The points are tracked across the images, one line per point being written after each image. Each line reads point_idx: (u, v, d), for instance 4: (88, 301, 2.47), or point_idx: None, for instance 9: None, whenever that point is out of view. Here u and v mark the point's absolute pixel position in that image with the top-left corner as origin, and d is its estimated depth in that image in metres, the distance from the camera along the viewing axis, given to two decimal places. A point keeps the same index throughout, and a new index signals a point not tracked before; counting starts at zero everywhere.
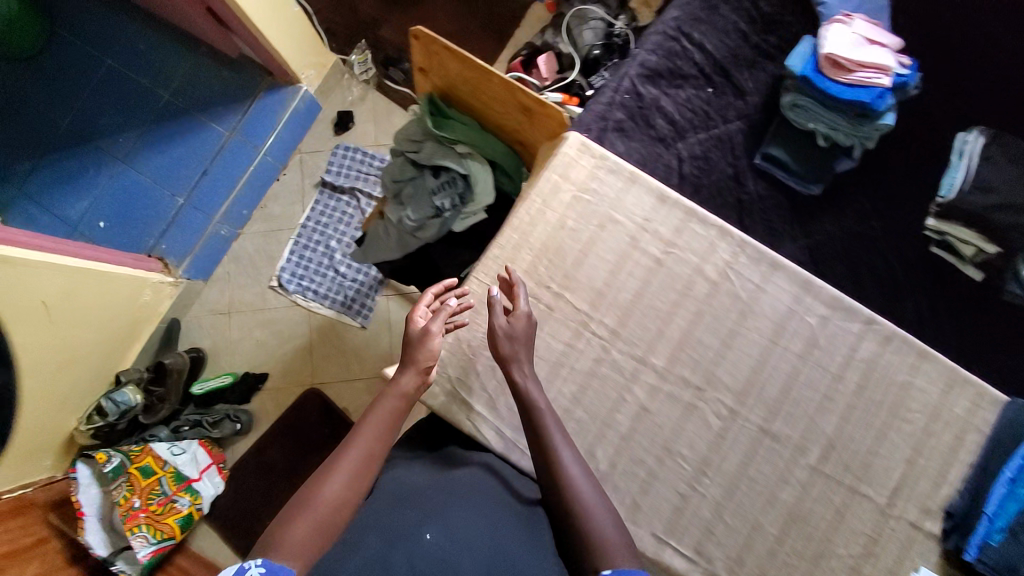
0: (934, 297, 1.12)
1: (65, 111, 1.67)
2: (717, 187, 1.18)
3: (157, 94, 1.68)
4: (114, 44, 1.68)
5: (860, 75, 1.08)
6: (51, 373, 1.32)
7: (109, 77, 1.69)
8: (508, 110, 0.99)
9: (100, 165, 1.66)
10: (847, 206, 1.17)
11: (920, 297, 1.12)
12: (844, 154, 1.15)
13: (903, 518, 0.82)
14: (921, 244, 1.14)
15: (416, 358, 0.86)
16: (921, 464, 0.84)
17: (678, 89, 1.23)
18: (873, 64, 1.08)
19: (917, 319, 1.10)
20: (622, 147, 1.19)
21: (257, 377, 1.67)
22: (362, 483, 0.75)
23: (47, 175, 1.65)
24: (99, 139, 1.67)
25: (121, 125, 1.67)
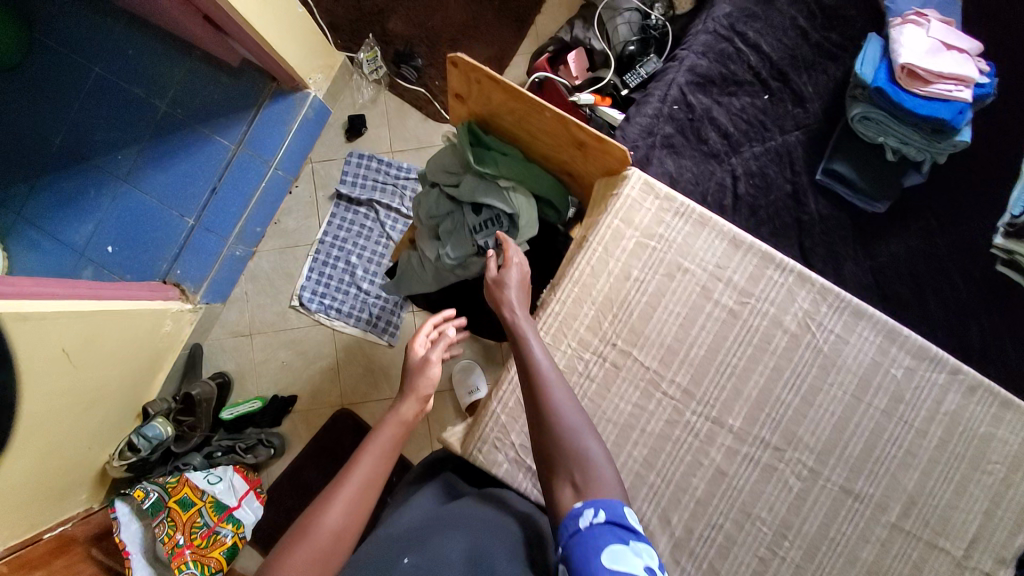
0: (1001, 319, 1.07)
1: (54, 127, 1.50)
2: (774, 208, 1.12)
3: (153, 104, 1.51)
4: (101, 49, 1.50)
5: (940, 87, 1.00)
6: (80, 415, 1.26)
7: (98, 86, 1.51)
8: (560, 142, 0.90)
9: (99, 186, 1.50)
10: (910, 223, 1.11)
11: (987, 320, 1.07)
12: (914, 169, 1.09)
13: (980, 570, 0.82)
14: (988, 263, 1.08)
15: (416, 385, 0.88)
16: (999, 515, 0.83)
17: (731, 97, 1.14)
18: (953, 76, 0.99)
19: (983, 344, 1.06)
20: (673, 166, 1.11)
21: (286, 401, 1.62)
22: (361, 510, 0.72)
23: (40, 200, 1.48)
24: (95, 157, 1.50)
25: (117, 139, 1.51)
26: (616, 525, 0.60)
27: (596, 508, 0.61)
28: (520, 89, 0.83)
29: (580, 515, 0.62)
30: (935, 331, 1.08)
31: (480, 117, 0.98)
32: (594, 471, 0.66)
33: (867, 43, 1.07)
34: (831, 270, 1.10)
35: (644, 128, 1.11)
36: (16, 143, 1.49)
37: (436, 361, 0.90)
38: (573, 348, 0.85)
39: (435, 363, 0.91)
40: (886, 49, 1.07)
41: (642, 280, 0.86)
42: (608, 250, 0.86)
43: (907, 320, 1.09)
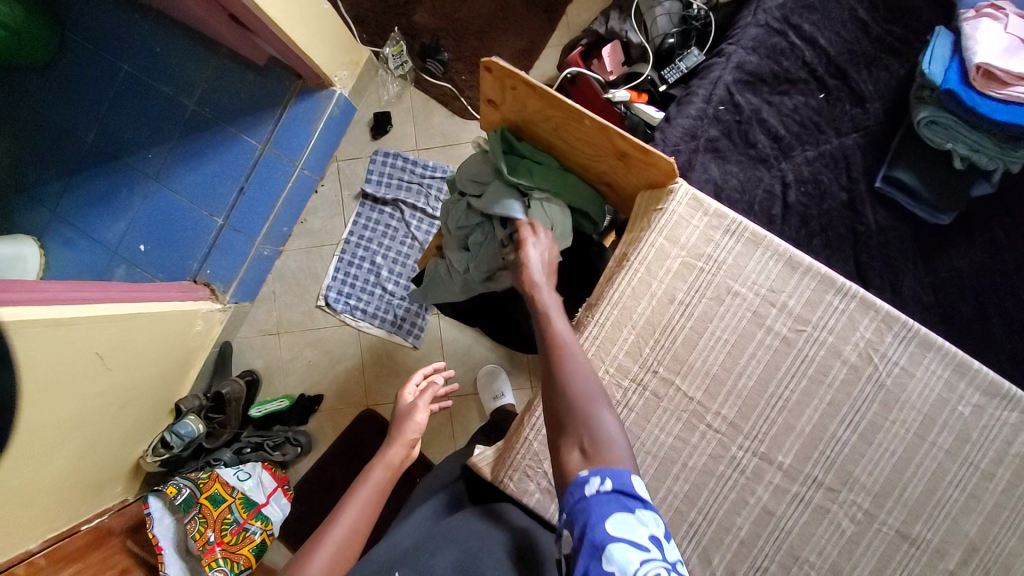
0: None
1: (85, 125, 1.49)
2: (827, 218, 1.04)
3: (181, 102, 1.50)
4: (130, 46, 1.49)
5: (1020, 89, 0.89)
6: (115, 414, 1.28)
7: (127, 85, 1.50)
8: (599, 153, 0.85)
9: (130, 185, 1.50)
10: (978, 235, 1.02)
11: None
12: (982, 178, 0.99)
13: None
14: None
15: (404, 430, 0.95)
16: None
17: (783, 97, 1.06)
18: None
19: None
20: (717, 172, 1.04)
21: (311, 401, 1.64)
22: (347, 560, 0.76)
23: (71, 200, 1.48)
24: (126, 155, 1.50)
25: (147, 138, 1.50)
26: (622, 494, 0.56)
27: (603, 475, 0.57)
28: (559, 97, 0.78)
29: (586, 482, 0.58)
30: (1001, 355, 0.99)
31: (514, 123, 0.93)
32: (606, 434, 0.61)
33: (934, 42, 0.98)
34: (888, 287, 1.02)
35: (686, 131, 1.04)
36: (48, 140, 1.49)
37: (422, 407, 0.98)
38: (612, 375, 0.81)
39: (421, 410, 0.99)
40: (958, 46, 0.97)
41: (689, 302, 0.80)
42: (650, 272, 0.81)
43: (971, 342, 1.00)
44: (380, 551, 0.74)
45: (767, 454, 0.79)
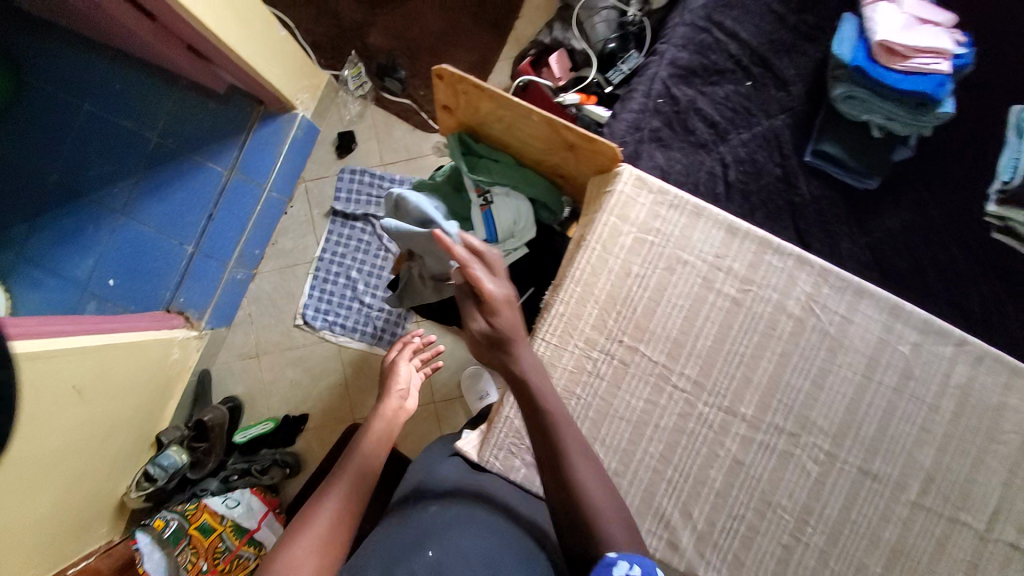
0: (1008, 286, 1.08)
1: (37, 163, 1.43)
2: (766, 192, 1.13)
3: (140, 135, 1.48)
4: (80, 79, 1.45)
5: (918, 62, 1.01)
6: (96, 448, 1.27)
7: (80, 119, 1.45)
8: (550, 146, 0.92)
9: (90, 221, 1.45)
10: (904, 197, 1.12)
11: (991, 289, 1.08)
12: (899, 143, 1.11)
13: (1000, 540, 0.87)
14: (985, 232, 1.10)
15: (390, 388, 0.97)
16: (1016, 483, 0.87)
17: (714, 87, 1.16)
18: (930, 49, 1.01)
19: (989, 315, 1.08)
20: (662, 159, 1.13)
21: (297, 420, 1.63)
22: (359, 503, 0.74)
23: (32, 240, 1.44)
24: (84, 191, 1.45)
25: (106, 172, 1.46)
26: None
27: (630, 563, 0.58)
28: (505, 95, 0.84)
29: (614, 563, 0.58)
30: (935, 302, 1.09)
31: (469, 127, 1.01)
32: (612, 527, 0.65)
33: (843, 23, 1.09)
34: (828, 251, 1.11)
35: (630, 125, 1.13)
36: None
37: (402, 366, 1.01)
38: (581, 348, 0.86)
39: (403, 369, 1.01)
40: (862, 28, 1.08)
41: (642, 274, 0.87)
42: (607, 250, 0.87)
43: (907, 294, 1.10)
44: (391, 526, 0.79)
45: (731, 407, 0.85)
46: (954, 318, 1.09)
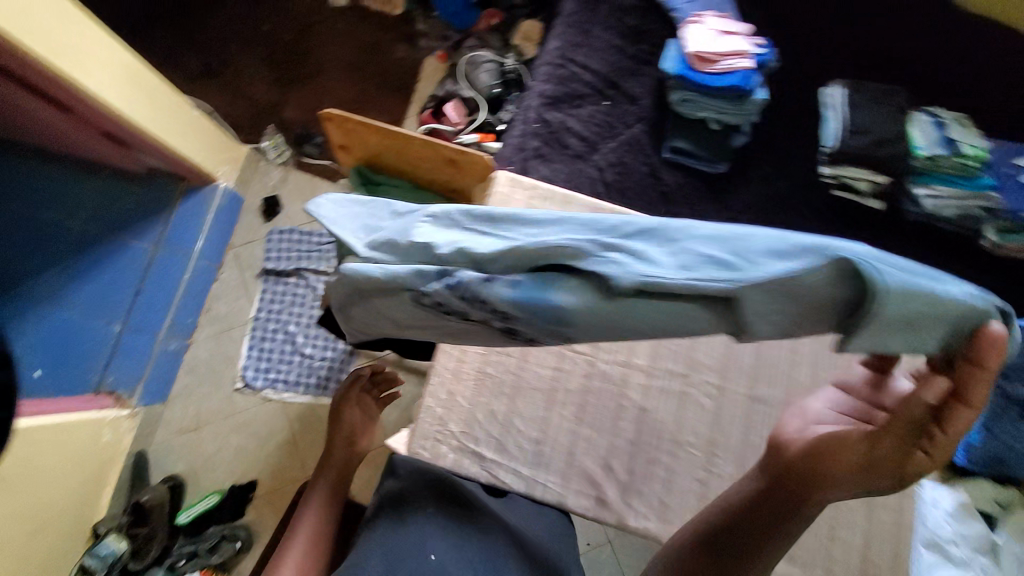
0: (846, 233, 1.32)
1: None
2: (639, 187, 1.31)
3: (57, 222, 1.45)
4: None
5: (724, 64, 1.27)
6: (20, 548, 1.18)
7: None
8: (435, 164, 1.24)
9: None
10: (752, 175, 1.35)
11: (837, 238, 1.31)
12: (735, 131, 1.35)
13: None
14: (820, 193, 1.34)
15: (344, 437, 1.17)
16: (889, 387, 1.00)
17: (579, 108, 1.37)
18: (731, 53, 1.27)
19: None
20: (546, 170, 1.29)
21: (244, 488, 1.55)
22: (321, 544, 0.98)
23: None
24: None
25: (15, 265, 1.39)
26: None
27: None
28: (394, 129, 1.17)
29: None
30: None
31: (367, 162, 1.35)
32: None
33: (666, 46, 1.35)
34: None
35: (516, 147, 1.32)
36: None
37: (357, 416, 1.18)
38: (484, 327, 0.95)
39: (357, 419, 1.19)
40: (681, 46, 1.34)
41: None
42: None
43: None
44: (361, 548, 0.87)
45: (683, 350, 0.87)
46: None
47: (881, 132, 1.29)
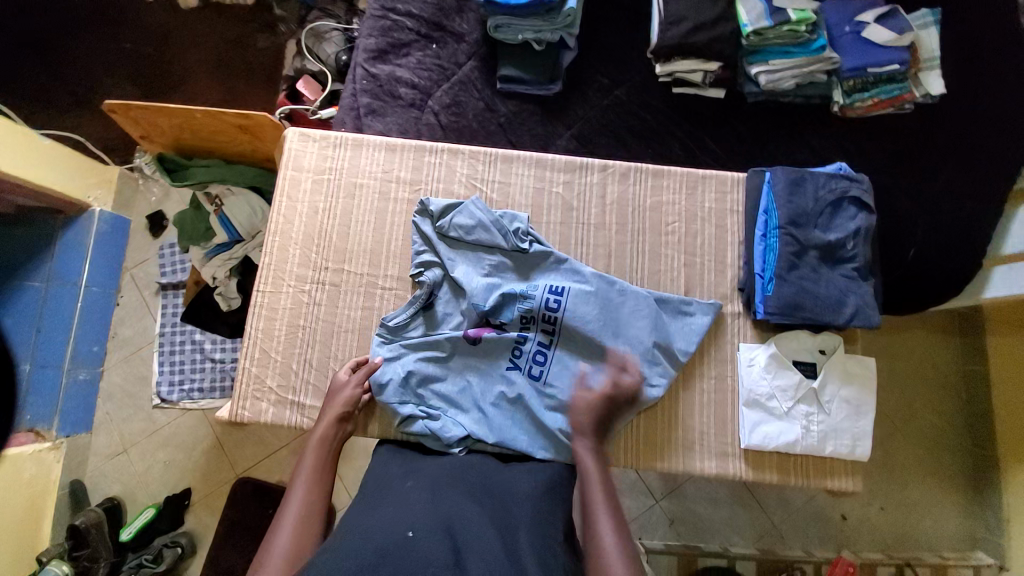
0: (993, 197, 1.18)
1: None
2: (739, 157, 1.20)
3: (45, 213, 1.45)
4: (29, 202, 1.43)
5: (832, 36, 1.16)
6: (158, 484, 1.46)
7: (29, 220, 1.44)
8: (267, 130, 1.17)
9: (64, 295, 1.43)
10: (877, 138, 1.21)
11: (987, 203, 1.17)
12: (859, 97, 1.18)
13: None
14: (965, 153, 1.19)
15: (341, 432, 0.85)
16: None
17: (683, 61, 1.16)
18: (842, 27, 1.16)
19: (988, 225, 1.17)
20: (634, 140, 1.20)
21: (180, 496, 1.43)
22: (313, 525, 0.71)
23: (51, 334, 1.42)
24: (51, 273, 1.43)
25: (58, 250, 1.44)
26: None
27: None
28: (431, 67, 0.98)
29: None
30: (920, 229, 1.17)
31: (422, 124, 1.19)
32: None
33: None
34: None
35: (602, 114, 1.21)
36: None
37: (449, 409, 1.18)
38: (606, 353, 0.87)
39: None
40: None
41: (640, 237, 0.93)
42: (568, 203, 0.94)
43: (900, 228, 1.17)
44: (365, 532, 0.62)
45: (864, 451, 0.82)
46: (960, 230, 1.17)
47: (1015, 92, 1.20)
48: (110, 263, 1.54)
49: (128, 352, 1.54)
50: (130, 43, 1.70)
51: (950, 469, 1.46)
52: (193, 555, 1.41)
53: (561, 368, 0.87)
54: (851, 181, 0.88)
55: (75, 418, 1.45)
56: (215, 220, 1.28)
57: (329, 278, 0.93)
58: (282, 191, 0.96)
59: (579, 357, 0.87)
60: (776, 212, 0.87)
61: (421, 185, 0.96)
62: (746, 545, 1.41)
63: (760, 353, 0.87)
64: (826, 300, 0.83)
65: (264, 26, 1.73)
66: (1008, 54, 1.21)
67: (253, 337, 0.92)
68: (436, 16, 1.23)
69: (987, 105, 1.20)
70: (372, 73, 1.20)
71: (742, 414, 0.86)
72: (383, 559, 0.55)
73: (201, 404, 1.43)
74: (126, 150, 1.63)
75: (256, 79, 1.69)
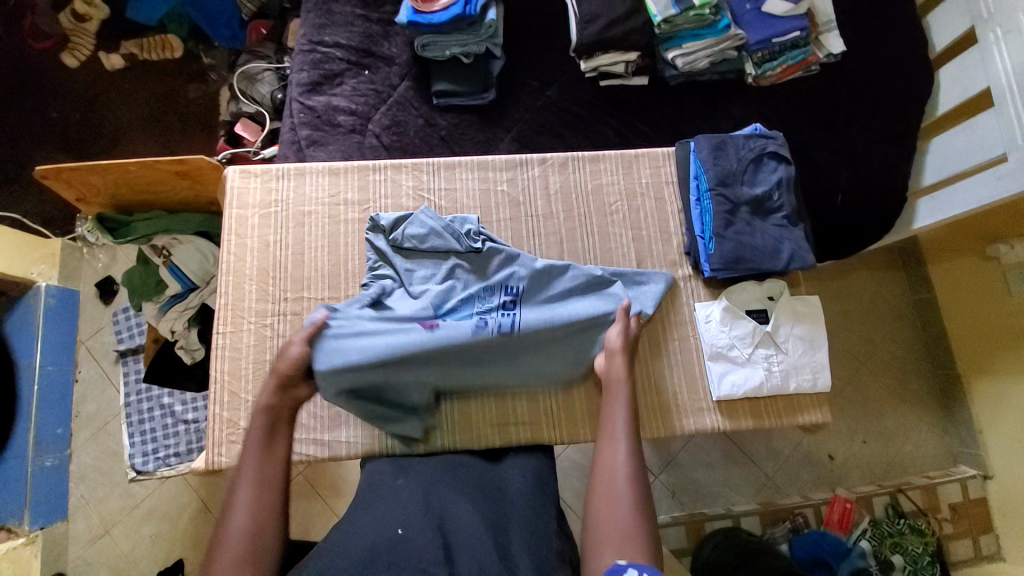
0: (901, 138, 1.28)
1: None
2: (670, 135, 1.27)
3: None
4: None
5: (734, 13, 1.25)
6: (146, 559, 1.40)
7: None
8: (207, 172, 1.17)
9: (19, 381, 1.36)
10: (791, 100, 1.30)
11: (897, 144, 1.28)
12: (769, 65, 1.27)
13: None
14: (871, 102, 1.29)
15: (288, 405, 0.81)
16: None
17: (604, 53, 1.22)
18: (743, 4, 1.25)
19: (901, 165, 1.27)
20: (572, 135, 1.25)
21: (172, 566, 1.37)
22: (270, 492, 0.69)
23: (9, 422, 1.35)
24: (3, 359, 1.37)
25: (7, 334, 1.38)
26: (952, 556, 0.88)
27: (641, 571, 0.60)
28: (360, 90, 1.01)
29: None
30: (844, 178, 1.26)
31: (365, 147, 1.21)
32: None
33: None
34: None
35: (537, 114, 1.26)
36: None
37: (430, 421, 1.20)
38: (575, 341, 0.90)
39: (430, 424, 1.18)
40: None
41: (587, 220, 0.98)
42: (515, 199, 0.99)
43: (826, 178, 1.26)
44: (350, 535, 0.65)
45: (822, 380, 0.90)
46: (878, 172, 1.26)
47: (903, 42, 1.31)
48: (65, 339, 1.48)
49: (96, 426, 1.47)
50: (56, 111, 1.67)
51: (918, 395, 1.55)
52: None
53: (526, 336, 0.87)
54: (766, 139, 0.96)
55: (49, 507, 1.38)
56: (165, 271, 1.27)
57: (290, 307, 0.94)
58: (231, 230, 0.97)
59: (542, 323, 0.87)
60: (704, 176, 0.95)
61: (371, 204, 0.99)
62: (747, 501, 1.45)
63: (714, 309, 0.93)
64: (762, 249, 0.90)
65: (194, 77, 1.72)
66: (891, 10, 1.33)
67: (220, 380, 0.91)
68: (364, 43, 1.26)
69: (882, 57, 1.31)
70: (308, 106, 1.22)
71: (709, 368, 0.91)
72: (374, 558, 0.60)
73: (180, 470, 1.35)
74: (65, 221, 1.58)
75: (194, 130, 1.68)
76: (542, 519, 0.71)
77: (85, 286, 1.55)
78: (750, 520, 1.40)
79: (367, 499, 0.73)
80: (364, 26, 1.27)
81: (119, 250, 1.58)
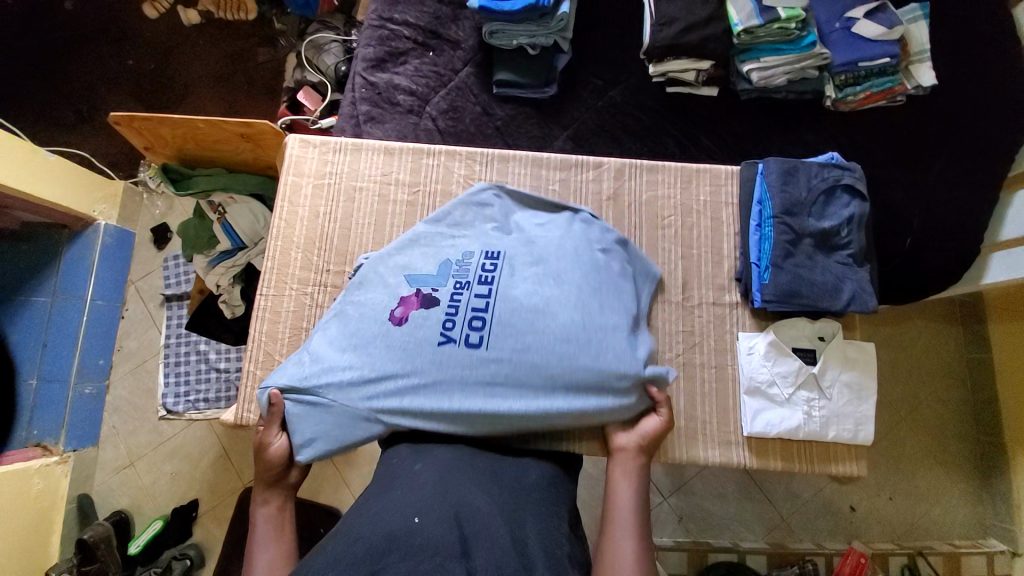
0: (987, 184, 1.18)
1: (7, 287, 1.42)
2: (732, 153, 1.22)
3: (49, 230, 1.46)
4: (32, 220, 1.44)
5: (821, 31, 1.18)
6: (165, 495, 1.47)
7: (32, 237, 1.45)
8: (269, 138, 1.20)
9: (68, 310, 1.44)
10: (869, 131, 1.22)
11: (980, 190, 1.18)
12: (850, 90, 1.19)
13: None
14: (958, 142, 1.20)
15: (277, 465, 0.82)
16: None
17: (675, 58, 1.17)
18: (832, 21, 1.18)
19: (983, 212, 1.17)
20: (629, 141, 1.22)
21: (186, 508, 1.43)
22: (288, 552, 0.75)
23: (55, 348, 1.42)
24: (57, 288, 1.44)
25: (65, 264, 1.45)
26: None
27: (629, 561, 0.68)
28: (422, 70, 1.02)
29: None
30: (915, 219, 1.18)
31: (419, 128, 1.21)
32: None
33: None
34: None
35: (596, 115, 1.23)
36: None
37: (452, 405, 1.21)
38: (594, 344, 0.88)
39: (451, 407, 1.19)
40: None
41: (636, 229, 0.97)
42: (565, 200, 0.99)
43: (894, 216, 1.19)
44: (366, 525, 0.64)
45: (864, 435, 0.86)
46: (955, 217, 1.17)
47: (1004, 81, 1.20)
48: (117, 278, 1.56)
49: (133, 364, 1.54)
50: (133, 59, 1.74)
51: (956, 459, 1.46)
52: (203, 566, 1.41)
53: (502, 329, 0.80)
54: (842, 170, 0.91)
55: (82, 431, 1.45)
56: (219, 228, 1.31)
57: (330, 279, 0.96)
58: (285, 196, 0.99)
59: (529, 317, 0.80)
60: (768, 202, 0.91)
61: (421, 187, 1.00)
62: (756, 540, 1.40)
63: (759, 341, 0.90)
64: (821, 287, 0.86)
65: (263, 41, 1.76)
66: (996, 45, 1.22)
67: (254, 336, 0.94)
68: (432, 25, 1.26)
69: (978, 94, 1.21)
70: (370, 81, 1.22)
71: (744, 403, 0.89)
72: (391, 546, 0.60)
73: (207, 414, 1.42)
74: (131, 165, 1.65)
75: (257, 92, 1.73)
76: (558, 528, 0.69)
77: (139, 230, 1.62)
78: (757, 559, 1.35)
79: (387, 485, 0.73)
80: (434, 7, 1.26)
81: (176, 200, 1.65)
